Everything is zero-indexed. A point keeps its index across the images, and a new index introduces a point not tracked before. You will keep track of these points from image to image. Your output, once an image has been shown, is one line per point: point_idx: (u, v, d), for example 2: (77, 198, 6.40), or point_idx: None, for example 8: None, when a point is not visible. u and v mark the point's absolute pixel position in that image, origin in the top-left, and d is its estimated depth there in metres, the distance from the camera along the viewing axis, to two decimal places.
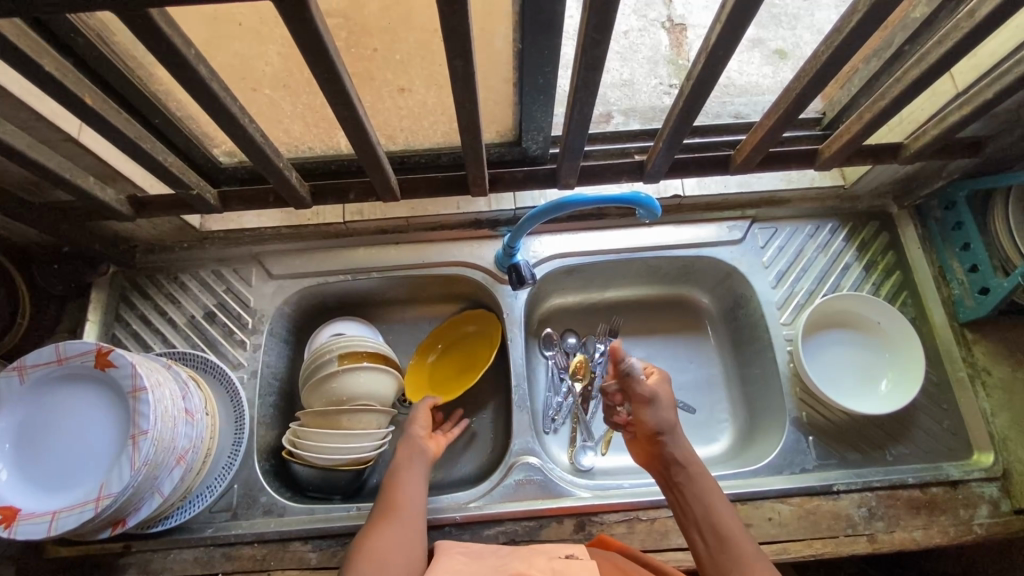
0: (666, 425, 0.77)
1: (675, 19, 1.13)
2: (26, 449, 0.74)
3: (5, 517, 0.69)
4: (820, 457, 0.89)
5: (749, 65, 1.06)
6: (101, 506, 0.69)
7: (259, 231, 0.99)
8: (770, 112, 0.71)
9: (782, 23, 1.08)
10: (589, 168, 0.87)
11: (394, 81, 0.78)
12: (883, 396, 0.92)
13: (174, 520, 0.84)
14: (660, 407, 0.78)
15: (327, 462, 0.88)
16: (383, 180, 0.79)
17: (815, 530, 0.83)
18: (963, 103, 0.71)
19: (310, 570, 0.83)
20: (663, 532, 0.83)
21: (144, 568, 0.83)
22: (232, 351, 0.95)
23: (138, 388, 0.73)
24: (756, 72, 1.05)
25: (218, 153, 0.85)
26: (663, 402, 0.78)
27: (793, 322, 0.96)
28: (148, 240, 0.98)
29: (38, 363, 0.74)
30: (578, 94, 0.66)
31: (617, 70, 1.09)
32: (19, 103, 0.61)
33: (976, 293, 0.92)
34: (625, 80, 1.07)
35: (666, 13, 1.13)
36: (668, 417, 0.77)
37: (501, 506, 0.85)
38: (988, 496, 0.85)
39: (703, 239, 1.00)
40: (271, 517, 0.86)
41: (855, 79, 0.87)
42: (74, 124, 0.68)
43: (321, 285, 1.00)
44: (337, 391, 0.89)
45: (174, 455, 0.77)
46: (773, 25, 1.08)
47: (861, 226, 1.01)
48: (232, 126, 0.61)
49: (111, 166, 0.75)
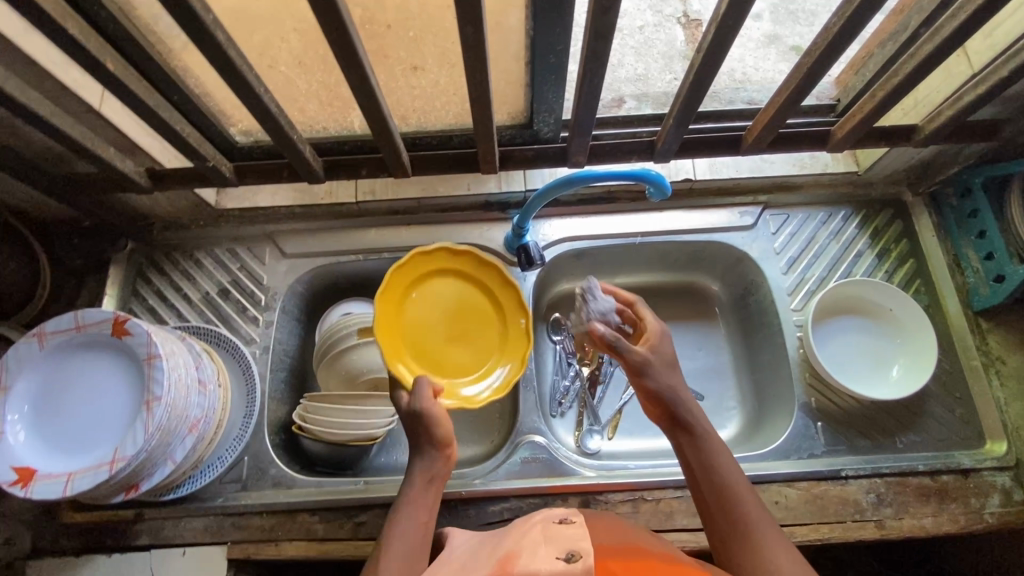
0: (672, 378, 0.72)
1: (691, 14, 1.14)
2: (44, 413, 0.76)
3: (22, 477, 0.71)
4: (828, 443, 0.88)
5: (764, 61, 1.05)
6: (114, 468, 0.70)
7: (274, 210, 1.01)
8: (780, 91, 0.71)
9: (799, 19, 1.09)
10: (600, 147, 0.87)
11: (407, 59, 0.79)
12: (894, 382, 0.91)
13: (185, 489, 0.85)
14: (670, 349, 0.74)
15: (336, 438, 0.89)
16: (395, 155, 0.80)
17: (822, 515, 0.83)
18: (978, 82, 0.71)
19: (317, 541, 0.84)
20: (668, 512, 0.83)
21: (156, 535, 0.85)
22: (245, 327, 0.96)
23: (153, 355, 0.74)
24: (772, 68, 1.04)
25: (235, 132, 0.86)
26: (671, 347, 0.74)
27: (803, 308, 0.96)
28: (165, 217, 1.00)
29: (58, 330, 0.76)
30: (588, 65, 0.66)
31: (631, 65, 1.08)
32: (44, 72, 0.63)
33: (991, 282, 0.91)
34: (639, 74, 1.07)
35: (682, 9, 1.14)
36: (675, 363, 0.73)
37: (507, 483, 0.85)
38: (1000, 485, 0.84)
39: (714, 225, 1.00)
40: (280, 489, 0.88)
41: (871, 64, 0.86)
42: (97, 95, 0.70)
43: (332, 265, 1.01)
44: (355, 365, 0.92)
45: (186, 423, 0.78)
46: (789, 21, 1.09)
47: (875, 214, 1.00)
48: (248, 95, 0.63)
49: (130, 138, 0.77)
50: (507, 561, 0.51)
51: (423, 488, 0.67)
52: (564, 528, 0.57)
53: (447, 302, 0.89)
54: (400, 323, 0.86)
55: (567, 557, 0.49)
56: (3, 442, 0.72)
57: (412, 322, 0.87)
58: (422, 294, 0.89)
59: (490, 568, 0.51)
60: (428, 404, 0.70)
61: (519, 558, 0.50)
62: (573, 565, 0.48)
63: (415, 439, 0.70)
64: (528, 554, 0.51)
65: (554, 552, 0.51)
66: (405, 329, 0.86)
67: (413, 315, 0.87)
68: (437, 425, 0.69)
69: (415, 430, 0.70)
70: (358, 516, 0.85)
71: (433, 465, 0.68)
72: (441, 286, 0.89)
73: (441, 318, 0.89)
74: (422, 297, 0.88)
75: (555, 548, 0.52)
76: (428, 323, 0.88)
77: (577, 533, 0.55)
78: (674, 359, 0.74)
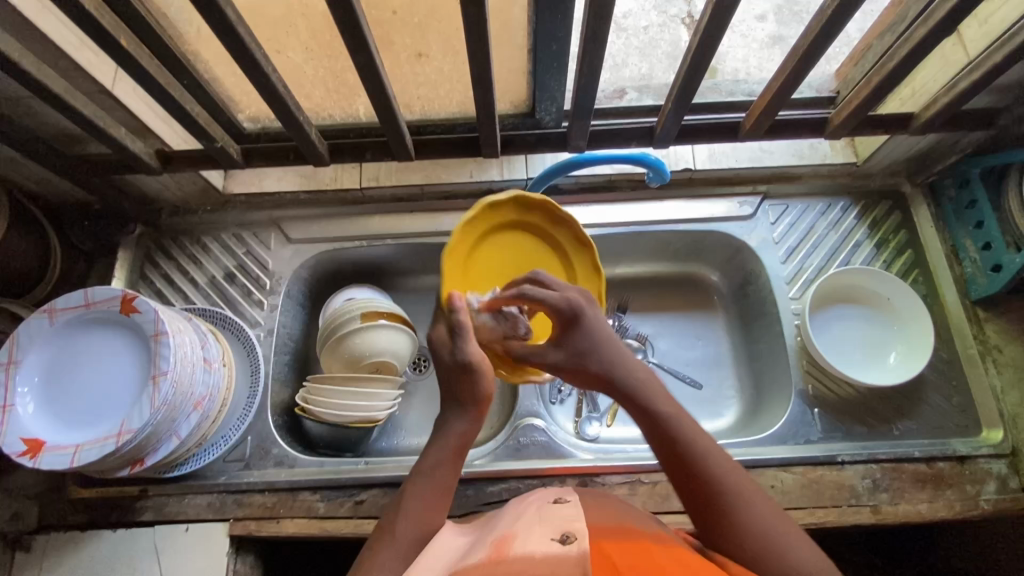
0: (597, 360, 0.69)
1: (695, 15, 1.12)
2: (53, 387, 0.77)
3: (31, 448, 0.72)
4: (825, 429, 0.89)
5: (769, 61, 1.03)
6: (121, 441, 0.71)
7: (279, 195, 1.03)
8: (776, 78, 0.74)
9: (804, 20, 1.07)
10: (600, 133, 0.88)
11: (412, 46, 0.80)
12: (892, 369, 0.92)
13: (190, 466, 0.87)
14: (583, 325, 0.70)
15: (337, 419, 0.90)
16: (399, 138, 0.82)
17: (818, 499, 0.83)
18: (973, 68, 0.72)
19: (318, 519, 0.85)
20: (664, 495, 0.84)
21: (159, 511, 0.86)
22: (250, 310, 0.98)
23: (160, 332, 0.76)
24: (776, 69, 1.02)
25: (242, 119, 0.87)
26: (585, 321, 0.70)
27: (801, 296, 0.96)
28: (173, 201, 1.02)
29: (68, 306, 0.78)
30: (587, 46, 0.67)
31: (635, 65, 1.06)
32: (60, 50, 0.65)
33: (988, 271, 0.91)
34: (643, 74, 1.05)
35: (687, 10, 1.12)
36: (590, 339, 0.70)
37: (506, 465, 0.87)
38: (997, 472, 0.84)
39: (714, 215, 1.01)
40: (282, 468, 0.89)
41: (869, 55, 0.85)
42: (109, 75, 0.72)
43: (336, 251, 1.03)
44: (355, 349, 0.92)
45: (192, 400, 0.80)
46: (794, 22, 1.06)
47: (874, 205, 1.01)
48: (256, 71, 0.65)
49: (140, 119, 0.79)
50: (502, 543, 0.50)
51: (449, 453, 0.67)
52: (560, 509, 0.55)
53: (524, 258, 0.85)
54: (469, 260, 0.82)
55: (562, 539, 0.47)
56: (13, 413, 0.74)
57: (483, 256, 0.84)
58: (506, 238, 0.85)
59: (485, 550, 0.50)
60: (477, 360, 0.67)
61: (514, 540, 0.48)
62: (569, 546, 0.46)
63: (453, 392, 0.69)
64: (523, 535, 0.50)
65: (549, 533, 0.49)
66: (473, 262, 0.83)
67: (486, 249, 0.84)
68: (481, 383, 0.68)
69: (456, 382, 0.68)
70: (359, 495, 0.86)
71: (465, 424, 0.68)
72: (525, 238, 0.85)
73: (510, 267, 0.85)
74: (505, 241, 0.85)
75: (549, 529, 0.50)
76: (498, 267, 0.84)
77: (571, 513, 0.53)
78: (589, 336, 0.70)
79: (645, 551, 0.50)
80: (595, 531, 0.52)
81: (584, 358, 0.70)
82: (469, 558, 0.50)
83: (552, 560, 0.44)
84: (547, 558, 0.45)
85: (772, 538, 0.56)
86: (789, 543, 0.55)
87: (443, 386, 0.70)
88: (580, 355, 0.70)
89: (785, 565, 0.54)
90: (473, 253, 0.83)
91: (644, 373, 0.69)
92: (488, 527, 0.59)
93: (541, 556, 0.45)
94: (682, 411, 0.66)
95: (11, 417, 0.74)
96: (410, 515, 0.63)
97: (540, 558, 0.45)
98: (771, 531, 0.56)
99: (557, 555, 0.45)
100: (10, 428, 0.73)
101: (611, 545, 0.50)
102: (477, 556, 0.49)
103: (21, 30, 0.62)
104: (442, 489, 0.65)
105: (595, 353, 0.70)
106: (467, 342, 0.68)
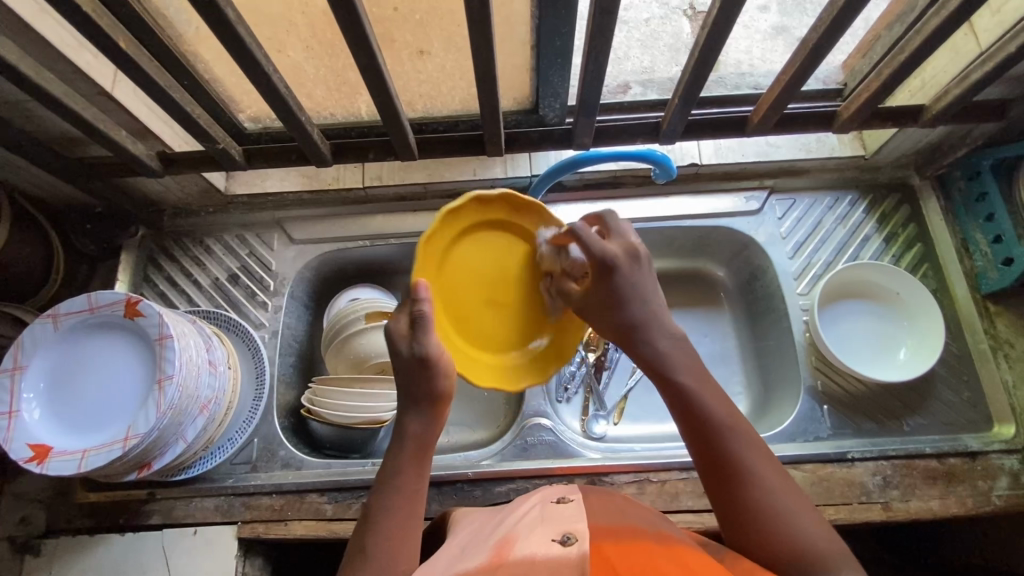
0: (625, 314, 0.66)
1: (696, 6, 1.10)
2: (58, 392, 0.77)
3: (38, 454, 0.72)
4: (834, 426, 0.89)
5: (771, 52, 1.02)
6: (127, 446, 0.71)
7: (282, 196, 1.02)
8: (786, 68, 0.73)
9: (806, 11, 1.05)
10: (604, 130, 0.87)
11: (414, 43, 0.79)
12: (901, 365, 0.91)
13: (197, 469, 0.87)
14: (619, 279, 0.66)
15: (341, 421, 0.89)
16: (402, 136, 0.82)
17: (828, 496, 0.83)
18: (986, 59, 0.71)
19: (326, 521, 0.85)
20: (673, 494, 0.84)
21: (167, 514, 0.86)
22: (254, 311, 0.97)
23: (164, 336, 0.75)
24: (779, 59, 1.01)
25: (244, 119, 0.85)
26: (622, 278, 0.65)
27: (809, 292, 0.96)
28: (175, 203, 1.01)
29: (71, 311, 0.78)
30: (593, 42, 0.66)
31: (637, 58, 1.05)
32: (59, 53, 0.65)
33: (999, 265, 0.90)
34: (645, 67, 1.03)
35: (688, 1, 1.11)
36: (622, 294, 0.66)
37: (513, 464, 0.87)
38: (1008, 468, 0.84)
39: (721, 210, 0.99)
40: (288, 470, 0.89)
41: (878, 46, 0.84)
42: (109, 78, 0.72)
43: (340, 251, 1.02)
44: (361, 350, 0.92)
45: (197, 404, 0.79)
46: (796, 13, 1.05)
47: (883, 198, 1.00)
48: (258, 73, 0.65)
49: (141, 121, 0.79)
50: (502, 545, 0.49)
51: (415, 453, 0.63)
52: (561, 508, 0.55)
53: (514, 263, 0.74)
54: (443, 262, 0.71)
55: (563, 539, 0.47)
56: (19, 420, 0.73)
57: (459, 268, 0.72)
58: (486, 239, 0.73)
59: (485, 553, 0.49)
60: (434, 355, 0.63)
61: (515, 542, 0.48)
62: (569, 548, 0.46)
63: (407, 390, 0.64)
64: (523, 536, 0.49)
65: (549, 534, 0.49)
66: (447, 271, 0.72)
67: (461, 255, 0.72)
68: (435, 380, 0.64)
69: (412, 377, 0.64)
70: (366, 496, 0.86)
71: (423, 424, 0.64)
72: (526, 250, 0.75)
73: (494, 274, 0.74)
74: (476, 241, 0.73)
75: (551, 529, 0.50)
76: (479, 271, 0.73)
77: (572, 515, 0.52)
78: (621, 291, 0.66)
79: (645, 552, 0.49)
80: (596, 531, 0.51)
81: (616, 310, 0.66)
82: (468, 561, 0.49)
83: (554, 563, 0.44)
84: (550, 563, 0.45)
85: (784, 512, 0.54)
86: (800, 518, 0.54)
87: (401, 381, 0.65)
88: (608, 309, 0.66)
89: (800, 538, 0.53)
90: (445, 260, 0.71)
91: (678, 343, 0.65)
92: (487, 529, 0.58)
93: (541, 560, 0.45)
94: (704, 377, 0.63)
95: (18, 422, 0.73)
96: (383, 529, 0.59)
97: (541, 561, 0.45)
98: (782, 500, 0.55)
99: (559, 560, 0.45)
100: (16, 434, 0.73)
101: (613, 546, 0.49)
102: (478, 559, 0.49)
103: (20, 34, 0.62)
104: (411, 497, 0.61)
105: (622, 308, 0.66)
106: (429, 334, 0.63)
